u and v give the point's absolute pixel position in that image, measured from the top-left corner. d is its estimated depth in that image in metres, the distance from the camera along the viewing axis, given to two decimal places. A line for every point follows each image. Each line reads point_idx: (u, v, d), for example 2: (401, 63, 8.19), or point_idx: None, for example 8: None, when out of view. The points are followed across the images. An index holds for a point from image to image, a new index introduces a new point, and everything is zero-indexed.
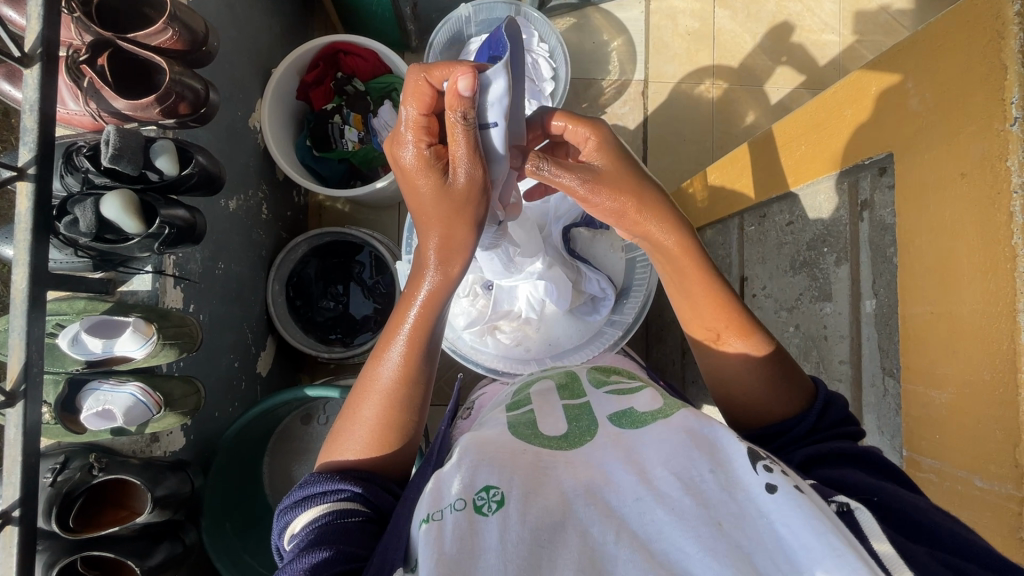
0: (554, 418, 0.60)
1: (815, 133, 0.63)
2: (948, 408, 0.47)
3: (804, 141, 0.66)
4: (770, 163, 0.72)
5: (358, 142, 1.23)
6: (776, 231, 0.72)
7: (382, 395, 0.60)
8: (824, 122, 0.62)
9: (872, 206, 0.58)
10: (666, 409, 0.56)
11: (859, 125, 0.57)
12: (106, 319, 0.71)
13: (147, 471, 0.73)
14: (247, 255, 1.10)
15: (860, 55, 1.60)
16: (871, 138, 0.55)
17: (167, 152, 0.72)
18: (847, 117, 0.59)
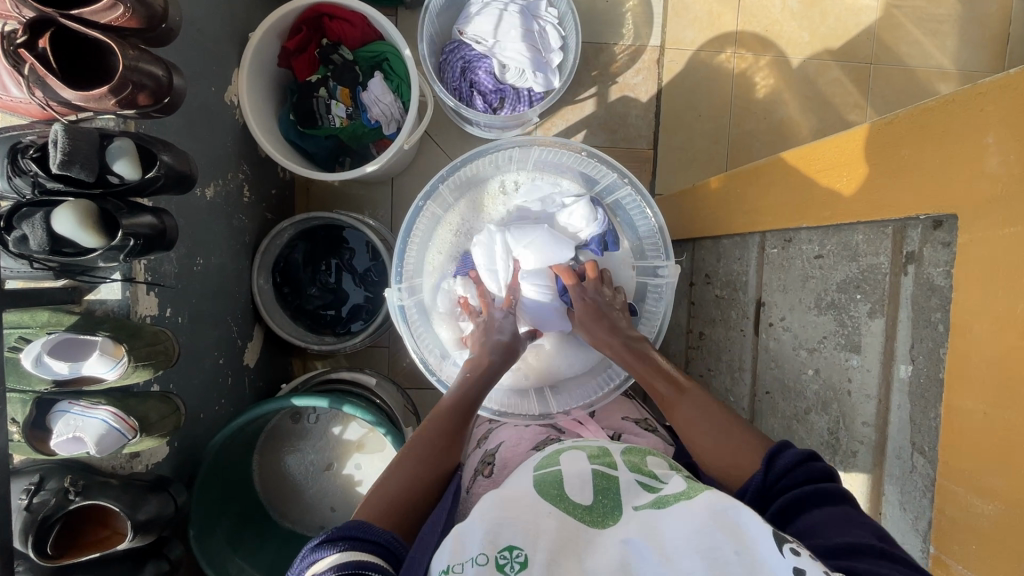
0: (581, 481, 0.59)
1: (858, 166, 0.53)
2: (991, 520, 0.42)
3: (837, 174, 0.56)
4: (803, 191, 0.62)
5: (346, 118, 1.12)
6: (801, 261, 0.65)
7: (422, 445, 0.67)
8: (869, 156, 0.52)
9: (897, 275, 0.52)
10: (690, 491, 0.55)
11: (916, 168, 0.47)
12: (71, 338, 0.65)
13: (127, 494, 0.70)
14: (230, 244, 1.03)
15: (898, 24, 1.46)
16: (926, 191, 0.46)
17: (126, 155, 0.64)
18: (902, 158, 0.48)
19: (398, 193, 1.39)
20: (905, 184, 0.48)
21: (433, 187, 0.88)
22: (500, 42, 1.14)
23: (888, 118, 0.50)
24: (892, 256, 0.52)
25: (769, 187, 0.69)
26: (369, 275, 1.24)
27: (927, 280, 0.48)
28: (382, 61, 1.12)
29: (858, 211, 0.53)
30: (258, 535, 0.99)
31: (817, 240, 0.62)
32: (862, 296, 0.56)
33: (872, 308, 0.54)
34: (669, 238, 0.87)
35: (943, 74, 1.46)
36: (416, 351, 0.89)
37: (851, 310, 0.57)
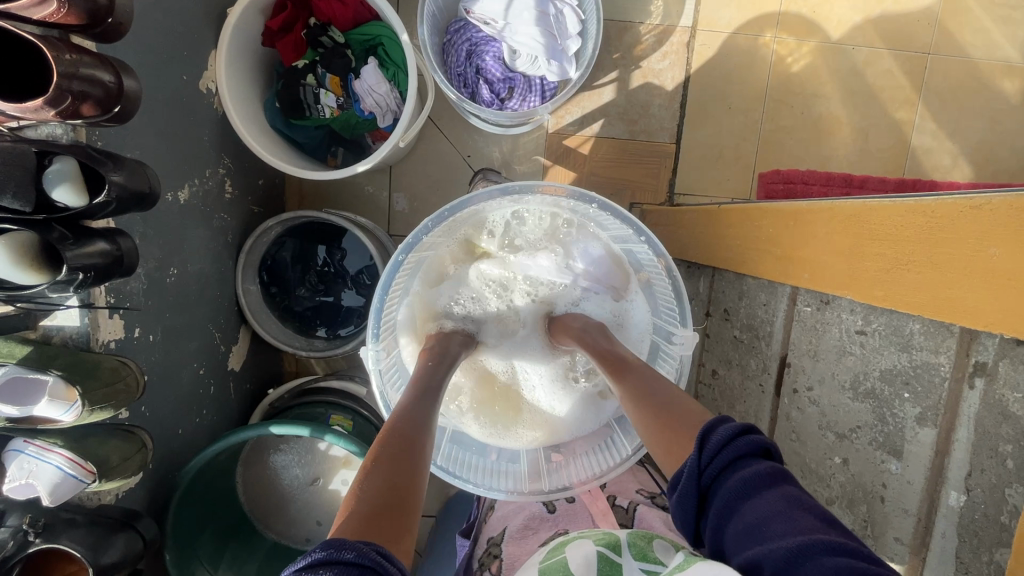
0: (587, 566, 0.58)
1: (924, 251, 0.45)
2: None
3: (893, 252, 0.48)
4: (844, 256, 0.54)
5: (337, 108, 1.02)
6: (838, 331, 0.57)
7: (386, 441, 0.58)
8: (938, 241, 0.44)
9: (957, 382, 0.47)
10: (685, 563, 0.52)
11: (1006, 274, 0.39)
12: (19, 379, 0.59)
13: (90, 536, 0.66)
14: (210, 247, 0.95)
15: (964, 8, 1.29)
16: (1016, 308, 0.39)
17: (66, 181, 0.57)
18: (988, 258, 0.40)
19: (396, 183, 1.30)
20: (979, 294, 0.41)
21: (418, 237, 0.79)
22: (512, 25, 1.01)
23: (975, 199, 0.41)
24: (954, 366, 0.47)
25: (802, 241, 0.61)
26: (362, 278, 1.17)
27: (1001, 404, 0.44)
28: (377, 45, 1.01)
29: (923, 305, 0.46)
30: (241, 552, 0.96)
31: (862, 317, 0.54)
32: (910, 394, 0.51)
33: (921, 413, 0.50)
34: (688, 305, 0.77)
35: (1010, 69, 1.30)
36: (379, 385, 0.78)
37: (894, 408, 0.53)
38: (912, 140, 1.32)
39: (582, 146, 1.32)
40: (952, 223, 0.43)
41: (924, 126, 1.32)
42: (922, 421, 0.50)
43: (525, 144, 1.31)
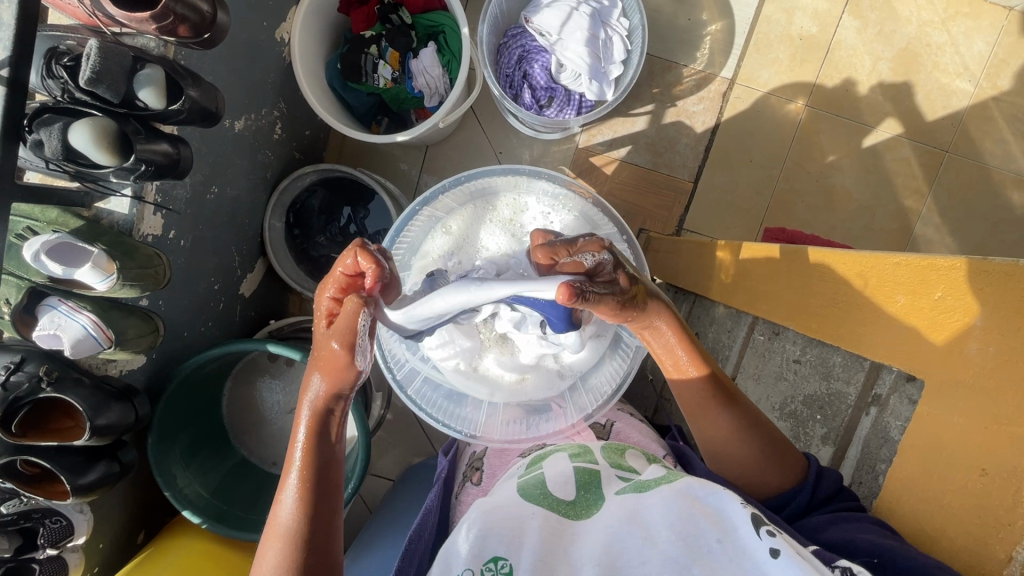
0: (565, 480, 0.61)
1: (849, 294, 0.56)
2: None
3: (828, 294, 0.59)
4: (791, 295, 0.65)
5: (391, 80, 1.11)
6: (780, 358, 0.69)
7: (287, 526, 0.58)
8: (860, 284, 0.55)
9: (858, 410, 0.58)
10: (670, 476, 0.58)
11: (904, 320, 0.51)
12: (71, 243, 0.68)
13: (94, 397, 0.74)
14: (249, 178, 1.04)
15: (988, 116, 1.36)
16: (907, 350, 0.50)
17: (152, 85, 0.66)
18: (896, 305, 0.51)
19: (429, 161, 1.39)
20: (883, 331, 0.53)
21: (433, 194, 0.89)
22: (564, 41, 1.11)
23: (896, 257, 0.52)
24: (859, 394, 0.58)
25: (764, 279, 0.70)
26: (377, 238, 1.26)
27: (885, 430, 0.55)
28: (439, 33, 1.12)
29: (839, 337, 0.57)
30: (213, 457, 1.02)
31: (798, 345, 0.66)
32: (822, 417, 0.64)
33: (825, 435, 0.64)
34: None
35: (1020, 182, 1.37)
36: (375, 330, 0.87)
37: (808, 430, 0.66)
38: (916, 228, 1.39)
39: (606, 166, 1.41)
40: (882, 271, 0.53)
41: (930, 217, 1.39)
42: (824, 440, 0.64)
43: (554, 152, 1.40)
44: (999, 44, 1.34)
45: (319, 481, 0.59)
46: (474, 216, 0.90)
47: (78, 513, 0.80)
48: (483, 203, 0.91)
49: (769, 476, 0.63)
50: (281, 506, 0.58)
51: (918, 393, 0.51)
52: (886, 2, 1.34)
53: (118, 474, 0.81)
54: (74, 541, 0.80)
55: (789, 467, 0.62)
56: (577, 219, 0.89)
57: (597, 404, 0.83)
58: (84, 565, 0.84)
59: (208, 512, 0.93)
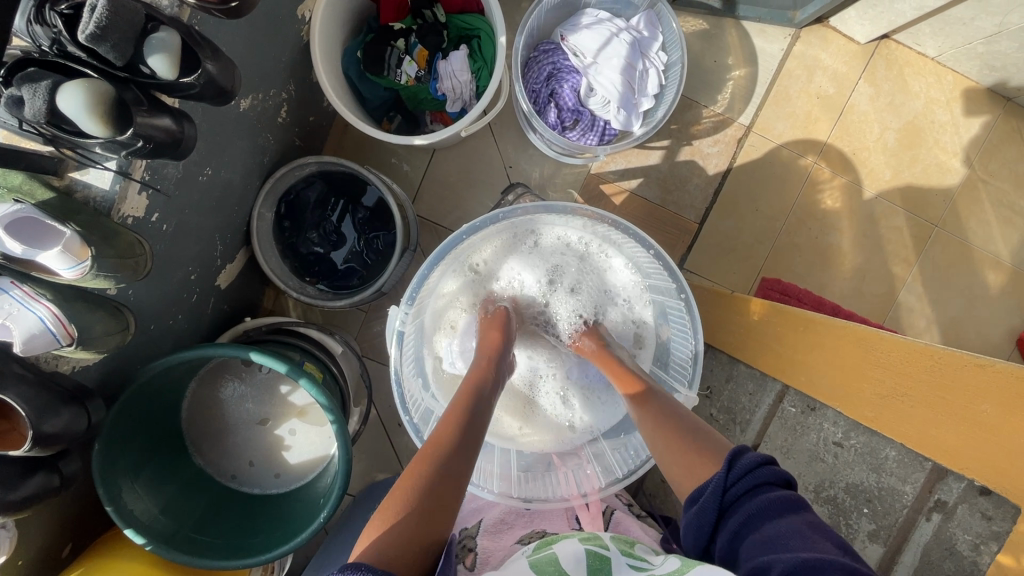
0: (574, 561, 0.60)
1: (928, 390, 0.58)
2: None
3: (899, 386, 0.60)
4: (850, 378, 0.65)
5: (413, 78, 1.03)
6: (817, 437, 0.70)
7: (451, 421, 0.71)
8: (940, 383, 0.57)
9: (915, 510, 0.62)
10: (685, 568, 0.55)
11: (995, 433, 0.52)
12: (37, 218, 0.58)
13: (38, 399, 0.63)
14: (246, 161, 0.94)
15: (976, 198, 1.42)
16: (991, 460, 0.53)
17: (167, 51, 0.56)
18: (981, 412, 0.53)
19: (434, 167, 1.31)
20: (968, 439, 0.55)
21: (484, 222, 0.85)
22: (598, 65, 1.08)
23: (982, 359, 0.54)
24: (918, 498, 0.61)
25: (815, 352, 0.69)
26: (374, 242, 1.18)
27: (950, 540, 0.59)
28: (472, 36, 1.06)
29: (907, 433, 0.60)
30: (165, 467, 0.91)
31: (841, 429, 0.67)
32: (869, 509, 0.65)
33: (874, 527, 0.65)
34: (701, 370, 0.83)
35: (998, 265, 1.43)
36: (399, 367, 0.85)
37: (851, 518, 0.66)
38: (900, 296, 1.42)
39: (616, 196, 1.38)
40: (956, 374, 0.55)
41: (914, 287, 1.43)
42: (873, 537, 0.65)
43: (564, 174, 1.35)
44: (995, 130, 1.40)
45: (456, 447, 0.67)
46: (516, 244, 0.94)
47: None
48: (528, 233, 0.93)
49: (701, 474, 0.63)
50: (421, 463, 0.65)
51: (1005, 516, 0.55)
52: (899, 74, 1.38)
53: (57, 488, 0.70)
54: None
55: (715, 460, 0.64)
56: (620, 260, 0.94)
57: (627, 468, 0.86)
58: None
59: (157, 533, 0.82)
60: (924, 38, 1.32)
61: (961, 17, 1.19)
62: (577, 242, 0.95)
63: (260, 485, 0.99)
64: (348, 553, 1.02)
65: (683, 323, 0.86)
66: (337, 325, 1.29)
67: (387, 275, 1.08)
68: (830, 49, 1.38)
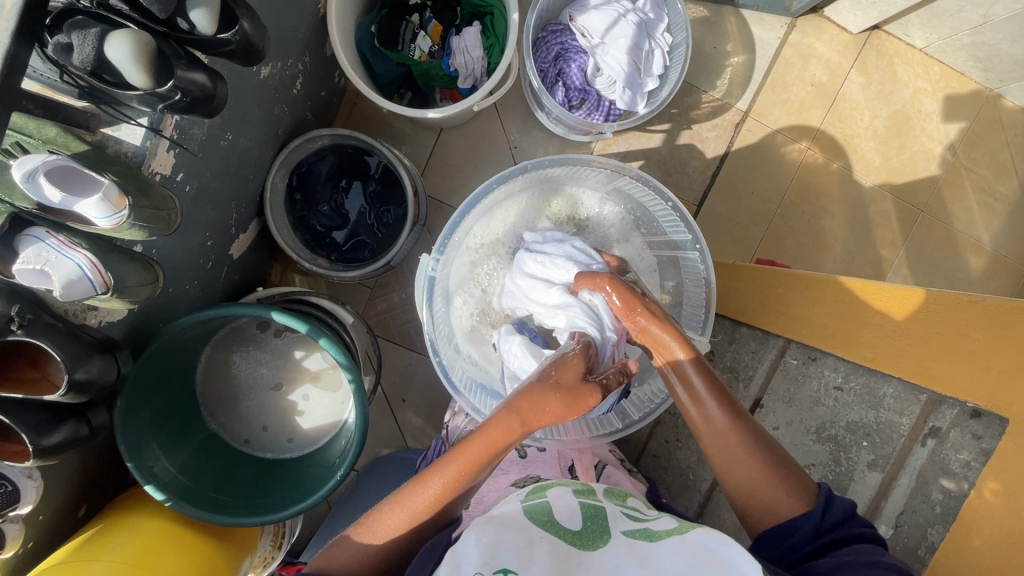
0: (569, 511, 0.61)
1: (926, 329, 0.62)
2: None
3: (902, 330, 0.64)
4: (852, 326, 0.70)
5: (427, 54, 1.06)
6: (817, 383, 0.75)
7: (447, 480, 0.62)
8: (937, 321, 0.61)
9: (911, 442, 0.66)
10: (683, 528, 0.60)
11: (991, 363, 0.56)
12: (76, 167, 0.59)
13: (72, 347, 0.64)
14: (263, 129, 0.96)
15: (960, 185, 1.48)
16: (986, 386, 0.57)
17: (208, 6, 0.59)
18: (976, 344, 0.57)
19: (441, 146, 1.33)
20: (965, 370, 0.58)
21: (513, 173, 0.90)
22: (605, 46, 1.11)
23: (974, 298, 0.58)
24: (914, 429, 0.65)
25: (818, 305, 0.75)
26: (384, 215, 1.20)
27: (944, 460, 0.62)
28: (485, 14, 1.08)
29: (906, 369, 0.64)
30: (182, 430, 0.93)
31: (843, 374, 0.72)
32: (868, 445, 0.69)
33: (873, 461, 0.69)
34: (713, 318, 0.87)
35: (979, 249, 1.49)
36: (428, 324, 0.89)
37: (852, 456, 0.71)
38: (887, 278, 1.48)
39: None
40: (955, 311, 0.59)
41: (900, 269, 1.49)
42: (872, 466, 0.69)
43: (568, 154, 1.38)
44: (978, 120, 1.47)
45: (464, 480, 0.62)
46: (540, 204, 0.97)
47: (27, 478, 0.69)
48: (545, 191, 0.96)
49: (784, 513, 0.64)
50: (424, 488, 0.63)
51: (994, 434, 0.57)
52: (889, 64, 1.44)
53: (86, 438, 0.71)
54: (17, 511, 0.69)
55: (805, 504, 0.64)
56: (631, 221, 0.96)
57: (641, 413, 0.90)
58: (21, 538, 0.72)
59: (175, 489, 0.83)
60: (914, 29, 1.38)
61: (948, 8, 1.25)
62: (596, 206, 0.97)
63: (274, 449, 1.01)
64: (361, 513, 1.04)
65: (697, 276, 0.90)
66: (344, 300, 1.31)
67: (397, 247, 1.10)
68: (825, 38, 1.43)
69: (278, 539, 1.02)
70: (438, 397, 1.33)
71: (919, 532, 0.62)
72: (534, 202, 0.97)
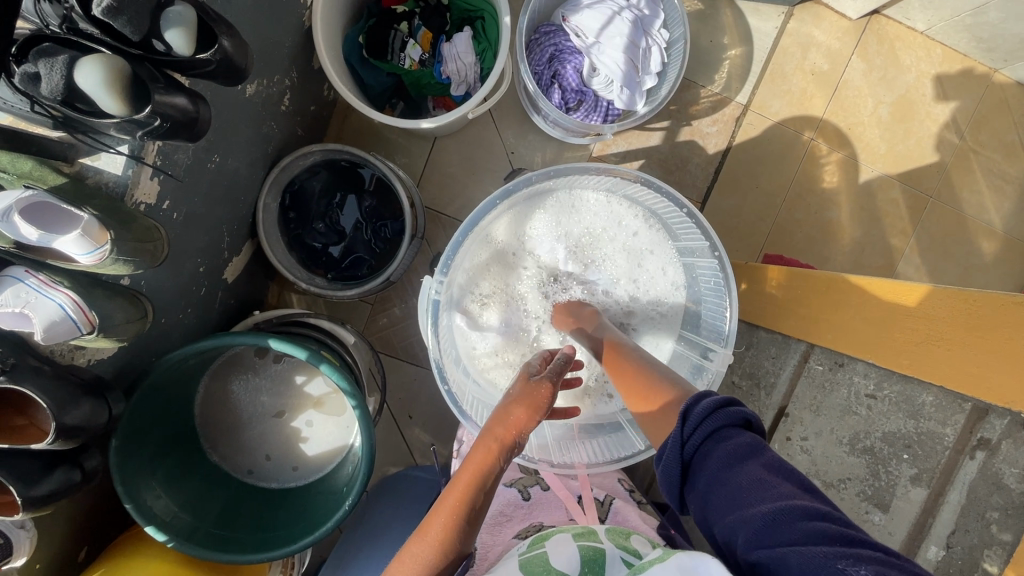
0: (566, 557, 0.60)
1: (964, 331, 0.59)
2: None
3: (938, 334, 0.61)
4: (884, 331, 0.66)
5: (417, 62, 1.03)
6: (847, 390, 0.72)
7: (448, 510, 0.54)
8: (975, 322, 0.58)
9: (958, 454, 0.63)
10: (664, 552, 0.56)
11: None
12: (54, 203, 0.56)
13: (57, 391, 0.61)
14: (252, 149, 0.93)
15: (968, 168, 1.45)
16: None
17: (184, 24, 0.55)
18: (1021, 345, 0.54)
19: (435, 156, 1.30)
20: (1011, 373, 0.55)
21: (517, 185, 0.83)
22: (601, 44, 1.08)
23: (1016, 296, 0.55)
24: (960, 442, 0.62)
25: (846, 308, 0.71)
26: (383, 230, 1.16)
27: (998, 476, 0.59)
28: (476, 19, 1.05)
29: (941, 373, 0.61)
30: (183, 466, 0.89)
31: (876, 380, 0.69)
32: (909, 456, 0.66)
33: (917, 475, 0.66)
34: (735, 328, 0.82)
35: (991, 233, 1.46)
36: (435, 348, 0.84)
37: (891, 467, 0.68)
38: (899, 267, 1.45)
39: None
40: (996, 311, 0.56)
41: (911, 258, 1.46)
42: (916, 480, 0.66)
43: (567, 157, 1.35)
44: (984, 101, 1.43)
45: (450, 535, 0.53)
46: (543, 211, 0.93)
47: (18, 528, 0.66)
48: (550, 202, 0.93)
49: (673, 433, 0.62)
50: (425, 539, 0.53)
51: None
52: (890, 49, 1.41)
53: (80, 483, 0.68)
54: (10, 565, 0.65)
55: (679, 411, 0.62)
56: (642, 225, 0.93)
57: None
58: None
59: (178, 530, 0.80)
60: (914, 12, 1.34)
61: None
62: (601, 210, 0.93)
63: (278, 479, 0.98)
64: (373, 542, 1.00)
65: (717, 282, 0.85)
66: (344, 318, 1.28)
67: (396, 263, 1.07)
68: (823, 25, 1.39)
69: (286, 574, 0.98)
70: (445, 414, 1.29)
71: (973, 555, 0.60)
72: (535, 212, 0.93)
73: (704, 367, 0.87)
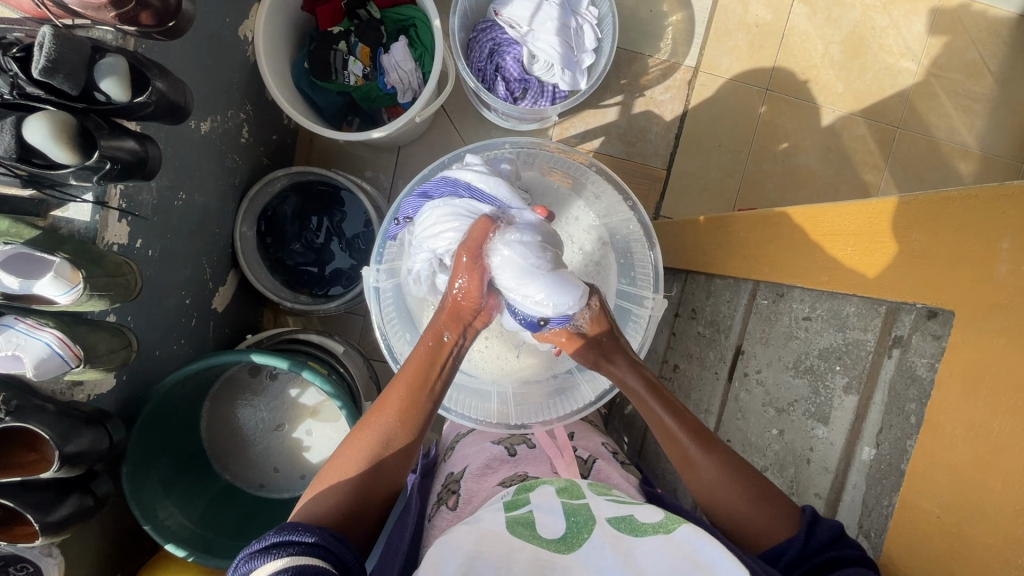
0: (552, 514, 0.60)
1: (869, 241, 0.61)
2: None
3: (852, 247, 0.63)
4: (808, 259, 0.69)
5: (361, 77, 1.09)
6: (789, 317, 0.74)
7: (394, 410, 0.69)
8: (880, 230, 0.59)
9: (878, 355, 0.62)
10: (667, 523, 0.58)
11: (925, 256, 0.54)
12: (25, 252, 0.62)
13: (60, 423, 0.66)
14: (217, 183, 0.98)
15: (932, 93, 1.44)
16: (920, 280, 0.55)
17: (115, 74, 0.61)
18: (913, 242, 0.55)
19: (402, 164, 1.34)
20: (911, 271, 0.56)
21: (435, 170, 0.93)
22: (535, 32, 1.11)
23: (904, 197, 0.57)
24: (879, 337, 0.62)
25: (773, 242, 0.76)
26: (355, 241, 1.21)
27: (909, 368, 0.58)
28: (409, 27, 1.11)
29: (856, 283, 0.62)
30: (195, 485, 0.95)
31: (808, 304, 0.71)
32: (840, 367, 0.66)
33: (847, 382, 0.65)
34: (662, 273, 0.91)
35: (967, 153, 1.45)
36: (380, 329, 0.92)
37: (827, 382, 0.68)
38: None
39: None
40: (892, 216, 0.58)
41: (888, 190, 1.45)
42: (847, 389, 0.65)
43: None
44: (936, 23, 1.43)
45: (408, 413, 0.70)
46: None
47: (46, 556, 0.71)
48: None
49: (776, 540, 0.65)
50: (366, 433, 0.68)
51: (948, 330, 0.53)
52: None
53: (92, 507, 0.74)
54: None
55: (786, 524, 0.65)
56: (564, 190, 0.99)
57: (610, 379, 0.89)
58: None
59: (194, 542, 0.86)
60: None
61: None
62: None
63: (289, 488, 1.03)
64: None
65: (640, 236, 0.92)
66: (338, 331, 1.33)
67: None
68: None
69: None
70: None
71: (898, 446, 0.58)
72: None
73: (630, 317, 0.93)
